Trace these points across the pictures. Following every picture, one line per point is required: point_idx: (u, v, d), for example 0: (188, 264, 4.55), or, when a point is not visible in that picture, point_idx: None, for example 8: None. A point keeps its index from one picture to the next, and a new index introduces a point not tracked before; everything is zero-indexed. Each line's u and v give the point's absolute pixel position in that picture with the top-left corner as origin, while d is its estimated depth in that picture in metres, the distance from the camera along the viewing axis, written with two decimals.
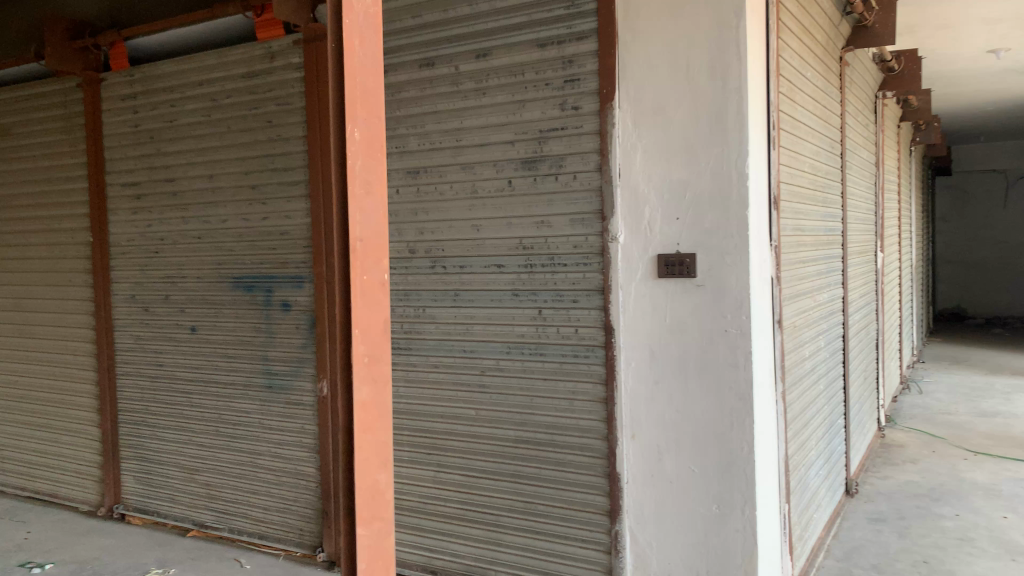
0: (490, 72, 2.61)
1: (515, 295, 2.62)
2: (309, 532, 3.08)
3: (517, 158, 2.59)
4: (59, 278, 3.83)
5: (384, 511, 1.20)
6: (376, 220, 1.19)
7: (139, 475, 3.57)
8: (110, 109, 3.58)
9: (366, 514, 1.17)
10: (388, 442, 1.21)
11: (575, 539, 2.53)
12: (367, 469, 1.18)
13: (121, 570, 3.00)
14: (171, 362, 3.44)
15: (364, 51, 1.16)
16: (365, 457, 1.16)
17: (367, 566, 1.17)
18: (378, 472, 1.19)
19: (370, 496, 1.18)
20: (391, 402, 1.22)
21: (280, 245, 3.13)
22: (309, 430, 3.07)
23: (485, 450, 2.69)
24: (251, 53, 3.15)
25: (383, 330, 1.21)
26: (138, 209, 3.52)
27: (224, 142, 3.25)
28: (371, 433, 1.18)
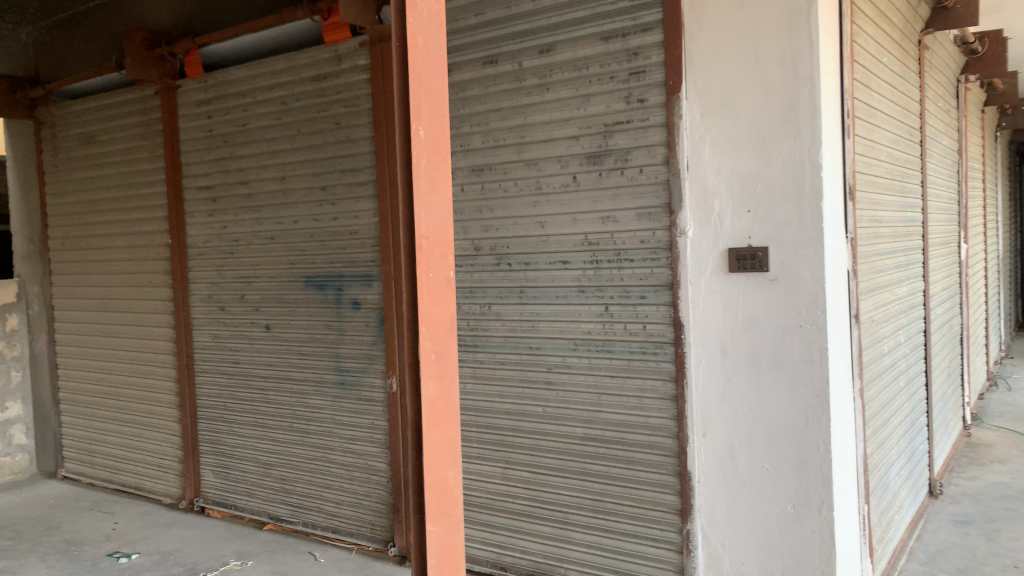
0: (554, 67, 2.60)
1: (581, 291, 2.60)
2: (381, 526, 3.12)
3: (582, 153, 2.57)
4: (141, 279, 3.98)
5: (453, 508, 1.21)
6: (441, 218, 1.20)
7: (218, 469, 3.68)
8: (186, 115, 3.70)
9: (435, 510, 1.17)
10: (456, 438, 1.21)
11: (645, 538, 2.49)
12: (436, 467, 1.18)
13: (201, 561, 3.10)
14: (247, 359, 3.54)
15: (428, 47, 1.16)
16: (433, 455, 1.17)
17: (437, 563, 1.18)
18: (446, 469, 1.19)
19: (439, 493, 1.18)
20: (459, 399, 1.22)
21: (348, 244, 3.18)
22: (379, 427, 3.11)
23: (553, 448, 2.68)
24: (318, 56, 3.21)
25: (449, 327, 1.21)
26: (213, 212, 3.62)
27: (294, 145, 3.32)
28: (439, 429, 1.19)
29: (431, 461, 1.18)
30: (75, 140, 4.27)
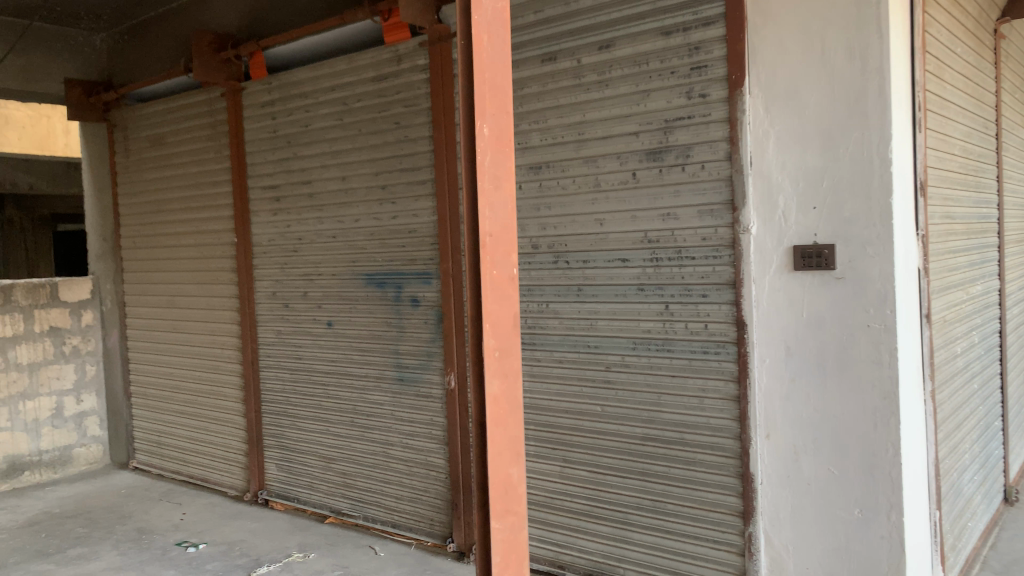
0: (613, 63, 2.58)
1: (641, 289, 2.57)
2: (439, 522, 3.14)
3: (642, 150, 2.54)
4: (207, 277, 4.09)
5: (518, 506, 1.21)
6: (506, 214, 1.20)
7: (281, 462, 3.76)
8: (251, 116, 3.79)
9: (499, 507, 1.18)
10: (520, 436, 1.21)
11: (706, 539, 2.46)
12: (500, 464, 1.19)
13: (266, 552, 3.17)
14: (310, 355, 3.60)
15: (493, 42, 1.17)
16: (497, 452, 1.17)
17: (501, 559, 1.18)
18: (511, 466, 1.20)
19: (503, 490, 1.19)
20: (522, 396, 1.22)
21: (408, 243, 3.22)
22: (437, 423, 3.14)
23: (612, 447, 2.66)
24: (379, 57, 3.25)
25: (513, 324, 1.21)
26: (277, 211, 3.70)
27: (355, 145, 3.36)
28: (503, 427, 1.19)
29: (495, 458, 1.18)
30: (146, 142, 4.41)
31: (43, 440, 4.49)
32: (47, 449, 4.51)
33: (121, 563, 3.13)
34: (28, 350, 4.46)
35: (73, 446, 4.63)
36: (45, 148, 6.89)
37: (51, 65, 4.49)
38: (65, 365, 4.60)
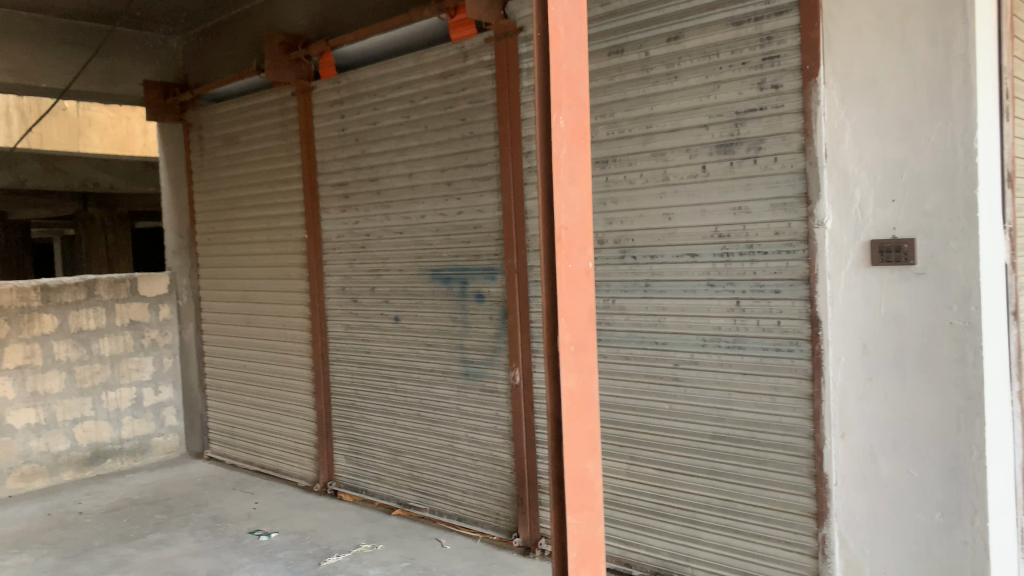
0: (683, 54, 2.53)
1: (710, 285, 2.52)
2: (505, 516, 3.15)
3: (712, 143, 2.49)
4: (279, 272, 4.19)
5: (593, 501, 1.22)
6: (582, 209, 1.22)
7: (349, 454, 3.83)
8: (321, 115, 3.86)
9: (575, 502, 1.19)
10: (595, 430, 1.22)
11: (778, 540, 2.40)
12: (575, 457, 1.21)
13: (335, 542, 3.24)
14: (377, 349, 3.66)
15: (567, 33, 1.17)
16: (572, 446, 1.19)
17: (578, 555, 1.20)
18: (587, 461, 1.21)
19: (579, 486, 1.20)
20: (598, 390, 1.23)
21: (473, 238, 3.23)
22: (503, 418, 3.14)
23: (680, 444, 2.63)
24: (446, 53, 3.27)
25: (590, 317, 1.22)
26: (346, 207, 3.76)
27: (422, 142, 3.39)
28: (579, 420, 1.20)
29: (571, 452, 1.20)
30: (220, 141, 4.54)
31: (124, 429, 4.67)
32: (128, 438, 4.69)
33: (198, 549, 3.23)
34: (110, 342, 4.62)
35: (152, 436, 4.80)
36: (124, 148, 7.18)
37: (131, 68, 4.65)
38: (144, 357, 4.77)
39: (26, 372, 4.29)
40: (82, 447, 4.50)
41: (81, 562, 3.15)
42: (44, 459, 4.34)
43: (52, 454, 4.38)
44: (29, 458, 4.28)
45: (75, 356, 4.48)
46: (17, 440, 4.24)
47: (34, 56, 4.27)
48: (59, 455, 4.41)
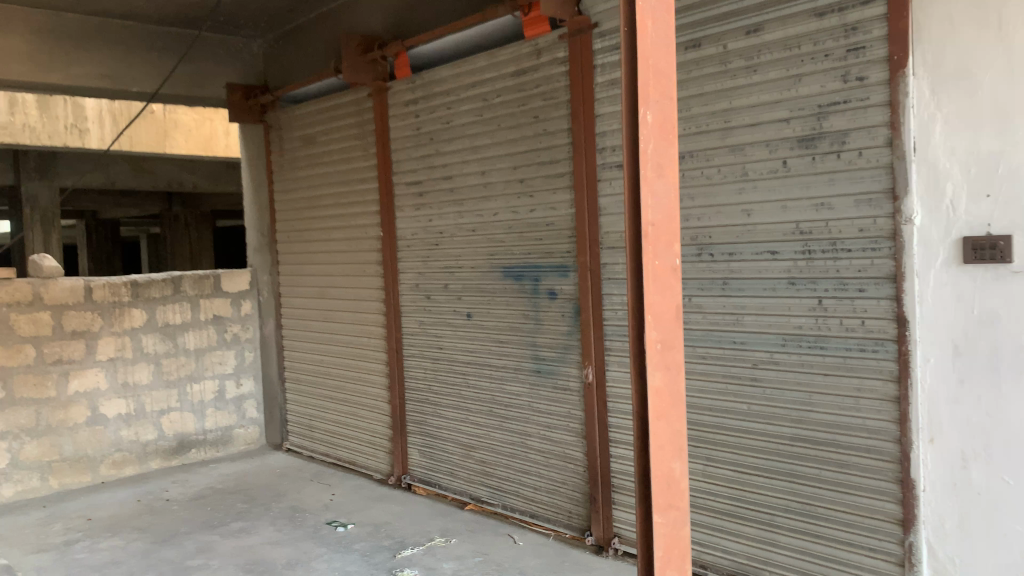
0: (763, 47, 2.48)
1: (791, 283, 2.46)
2: (577, 515, 3.14)
3: (793, 137, 2.42)
4: (355, 269, 4.28)
5: (680, 502, 1.22)
6: (668, 202, 1.22)
7: (423, 449, 3.88)
8: (396, 115, 3.92)
9: (662, 502, 1.20)
10: (683, 430, 1.22)
11: (862, 547, 2.33)
12: (662, 457, 1.21)
13: (409, 535, 3.29)
14: (450, 345, 3.69)
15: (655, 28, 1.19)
16: (658, 444, 1.20)
17: (664, 555, 1.21)
18: (673, 460, 1.22)
19: (665, 486, 1.21)
20: (685, 388, 1.23)
21: (546, 236, 3.22)
22: (575, 416, 3.13)
23: (759, 446, 2.57)
24: (519, 52, 3.27)
25: (676, 315, 1.22)
26: (420, 205, 3.81)
27: (495, 140, 3.41)
28: (665, 419, 1.21)
29: (657, 450, 1.20)
30: (299, 142, 4.66)
31: (207, 420, 4.85)
32: (211, 429, 4.86)
33: (278, 539, 3.32)
34: (194, 337, 4.80)
35: (233, 427, 4.97)
36: (208, 149, 7.38)
37: (215, 72, 4.81)
38: (226, 351, 4.94)
39: (117, 364, 4.49)
40: (168, 437, 4.68)
41: (169, 547, 3.28)
42: (134, 448, 4.54)
43: (141, 443, 4.57)
44: (120, 446, 4.48)
45: (162, 349, 4.67)
46: (109, 428, 4.44)
47: (125, 63, 4.46)
48: (148, 443, 4.60)
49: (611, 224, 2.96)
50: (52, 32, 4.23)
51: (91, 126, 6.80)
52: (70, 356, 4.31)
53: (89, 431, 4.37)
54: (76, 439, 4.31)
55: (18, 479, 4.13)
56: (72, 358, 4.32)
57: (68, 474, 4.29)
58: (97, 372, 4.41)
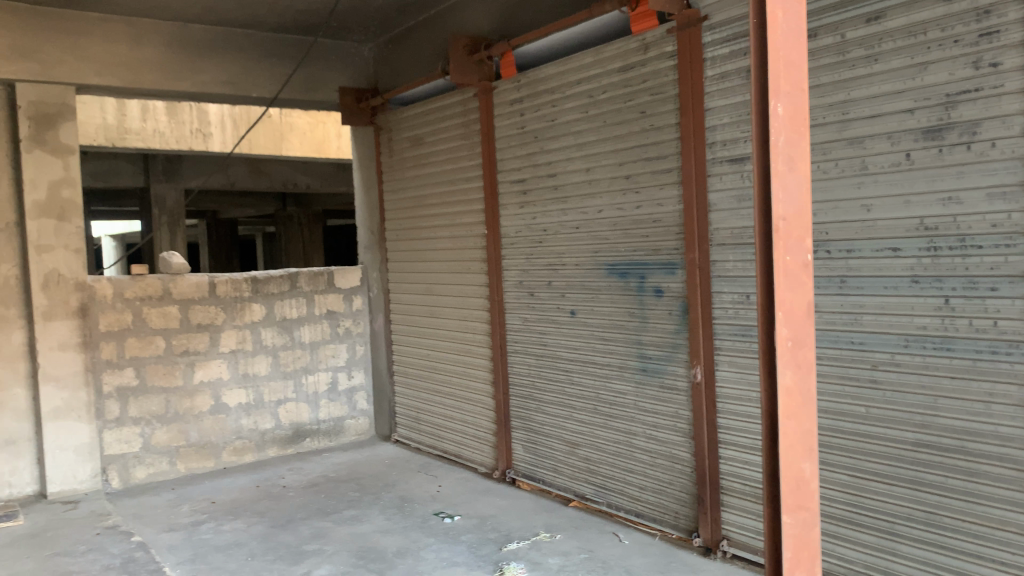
0: (885, 35, 2.37)
1: (915, 282, 2.35)
2: (685, 515, 3.10)
3: (917, 128, 2.31)
4: (460, 266, 4.35)
5: (810, 501, 1.29)
6: (801, 196, 1.29)
7: (527, 444, 3.92)
8: (502, 114, 3.97)
9: (790, 502, 1.29)
10: (813, 431, 1.29)
11: (992, 561, 2.20)
12: (792, 456, 1.29)
13: (515, 529, 3.33)
14: (554, 342, 3.71)
15: (787, 52, 1.28)
16: (789, 444, 1.28)
17: (793, 553, 1.29)
18: (803, 461, 1.29)
19: (795, 485, 1.29)
20: (816, 388, 1.29)
21: (653, 233, 3.19)
22: (683, 416, 3.09)
23: (878, 451, 2.47)
24: (626, 47, 3.25)
25: (809, 313, 1.30)
26: (525, 203, 3.84)
27: (601, 136, 3.39)
28: (796, 419, 1.29)
29: (787, 449, 1.29)
30: (407, 142, 4.78)
31: (321, 411, 5.04)
32: (324, 419, 5.05)
33: (388, 527, 3.42)
34: (310, 330, 5.00)
35: (345, 418, 5.15)
36: (321, 151, 7.67)
37: (328, 76, 4.99)
38: (338, 345, 5.12)
39: (238, 355, 4.73)
40: (285, 426, 4.90)
41: (286, 531, 3.44)
42: (253, 436, 4.77)
43: (260, 432, 4.80)
44: (240, 434, 4.72)
45: (280, 342, 4.88)
46: (231, 417, 4.69)
47: (246, 70, 4.69)
48: (266, 432, 4.82)
49: (721, 220, 2.90)
50: (180, 43, 4.50)
51: (214, 130, 7.20)
52: (196, 348, 4.58)
53: (213, 419, 4.63)
54: (201, 426, 4.58)
55: (149, 462, 4.43)
56: (198, 349, 4.59)
57: (193, 459, 4.56)
58: (220, 363, 4.66)
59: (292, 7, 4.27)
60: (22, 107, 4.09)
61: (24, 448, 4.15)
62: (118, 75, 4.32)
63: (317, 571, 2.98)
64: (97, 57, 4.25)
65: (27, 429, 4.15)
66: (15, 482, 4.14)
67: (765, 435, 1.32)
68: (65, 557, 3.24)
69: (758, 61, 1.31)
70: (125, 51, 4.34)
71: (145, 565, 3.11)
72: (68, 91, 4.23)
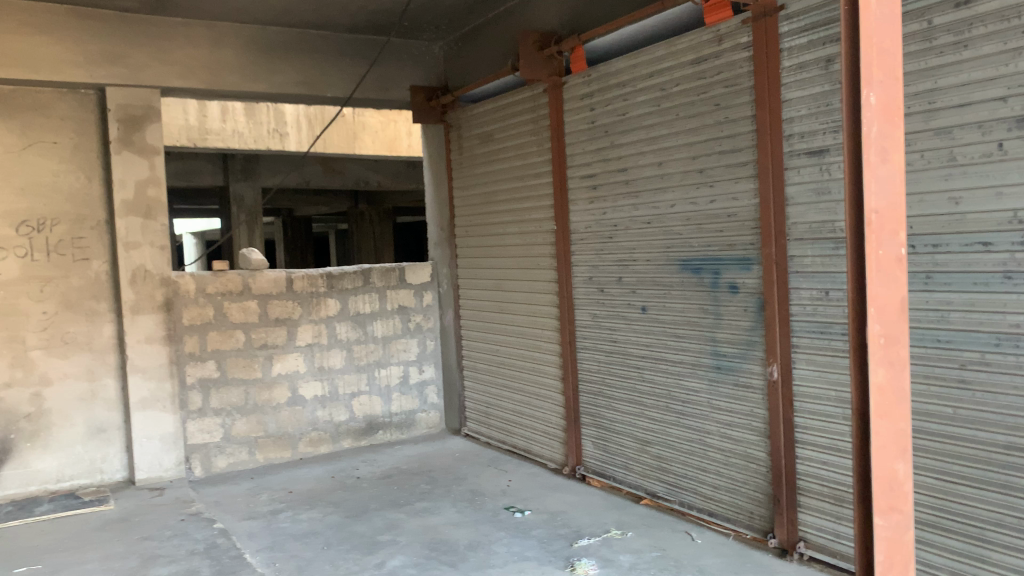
0: (975, 20, 2.27)
1: (1007, 278, 2.25)
2: (760, 516, 3.05)
3: (1010, 117, 2.21)
4: (530, 262, 4.36)
5: (903, 502, 1.27)
6: (894, 189, 1.27)
7: (598, 441, 3.90)
8: (572, 108, 3.95)
9: (883, 503, 1.26)
10: (906, 430, 1.27)
11: None
12: (884, 456, 1.27)
13: (586, 525, 3.32)
14: (625, 339, 3.68)
15: (879, 38, 1.26)
16: (880, 444, 1.26)
17: (886, 556, 1.26)
18: (895, 461, 1.27)
19: (887, 486, 1.27)
20: (910, 386, 1.26)
21: (727, 227, 3.13)
22: (758, 415, 3.03)
23: (966, 454, 2.37)
24: (700, 39, 3.20)
25: (903, 310, 1.27)
26: (595, 198, 3.82)
27: (673, 130, 3.35)
28: (888, 419, 1.27)
29: (879, 448, 1.27)
30: (477, 139, 4.81)
31: (393, 404, 5.12)
32: (396, 412, 5.13)
33: (460, 520, 3.46)
34: (382, 325, 5.08)
35: (417, 411, 5.22)
36: (392, 149, 7.81)
37: (400, 75, 5.06)
38: (409, 339, 5.19)
39: (314, 349, 4.84)
40: (358, 418, 5.00)
41: (360, 521, 3.51)
42: (328, 428, 4.89)
43: (334, 424, 4.91)
44: (316, 426, 4.84)
45: (354, 336, 4.98)
46: (307, 409, 4.81)
47: (320, 70, 4.80)
48: (340, 424, 4.93)
49: (798, 215, 2.83)
50: (257, 45, 4.62)
51: (290, 130, 7.40)
52: (274, 341, 4.71)
53: (290, 411, 4.76)
54: (279, 417, 4.72)
55: (230, 452, 4.58)
56: (275, 343, 4.72)
57: (271, 449, 4.70)
58: (297, 357, 4.79)
59: (365, 7, 4.34)
60: (112, 110, 4.28)
61: (113, 436, 4.37)
62: (200, 78, 4.46)
63: (390, 561, 3.03)
64: (180, 61, 4.41)
65: (116, 417, 4.37)
66: (106, 469, 4.35)
67: (856, 433, 1.30)
68: (152, 541, 3.39)
69: (850, 52, 1.30)
70: (206, 54, 4.49)
71: (227, 551, 3.22)
72: (154, 94, 4.40)
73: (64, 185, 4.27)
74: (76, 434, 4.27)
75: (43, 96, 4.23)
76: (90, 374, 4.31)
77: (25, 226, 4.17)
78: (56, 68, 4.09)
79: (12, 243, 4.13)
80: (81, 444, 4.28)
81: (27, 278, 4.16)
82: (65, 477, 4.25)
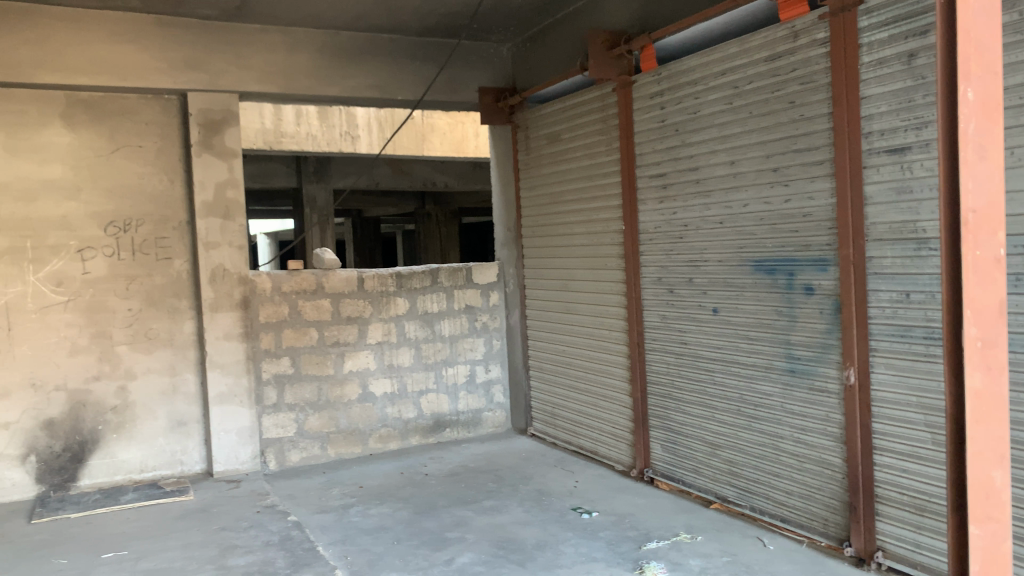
0: None
1: None
2: (835, 523, 2.97)
3: None
4: (597, 262, 4.34)
5: (1001, 511, 1.22)
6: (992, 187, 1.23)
7: (666, 443, 3.87)
8: (642, 107, 3.92)
9: (979, 512, 1.23)
10: (1004, 436, 1.22)
11: None
12: (981, 462, 1.24)
13: (654, 528, 3.29)
14: (695, 340, 3.63)
15: (975, 35, 1.24)
16: (976, 451, 1.23)
17: (981, 566, 1.22)
18: (993, 468, 1.23)
19: (983, 494, 1.23)
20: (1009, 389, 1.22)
21: (802, 227, 3.06)
22: (834, 420, 2.95)
23: None
24: (774, 35, 3.14)
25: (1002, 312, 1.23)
26: (665, 198, 3.79)
27: (746, 128, 3.29)
28: (985, 425, 1.23)
29: (975, 454, 1.24)
30: (545, 139, 4.81)
31: (460, 403, 5.17)
32: (463, 411, 5.18)
33: (527, 519, 3.47)
34: (449, 324, 5.14)
35: (483, 410, 5.25)
36: (459, 150, 7.88)
37: (469, 77, 5.10)
38: (476, 339, 5.23)
39: (384, 347, 4.93)
40: (426, 416, 5.06)
41: (429, 518, 3.56)
42: (397, 425, 4.96)
43: (403, 421, 4.98)
44: (385, 422, 4.92)
45: (422, 335, 5.05)
46: (377, 405, 4.90)
47: (391, 73, 4.87)
48: (409, 421, 5.00)
49: (878, 214, 2.75)
50: (331, 50, 4.72)
51: (361, 133, 7.51)
52: (345, 339, 4.81)
53: (360, 407, 4.85)
54: (350, 413, 4.81)
55: (303, 446, 4.70)
56: (347, 340, 4.82)
57: (342, 445, 4.80)
58: (367, 354, 4.88)
59: (435, 10, 4.40)
60: (193, 115, 4.44)
61: (192, 430, 4.53)
62: (276, 82, 4.59)
63: (459, 558, 3.06)
64: (257, 66, 4.54)
65: (196, 411, 4.53)
66: (185, 460, 4.51)
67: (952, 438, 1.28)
68: (230, 531, 3.50)
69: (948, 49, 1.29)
70: (282, 59, 4.61)
71: (301, 543, 3.30)
72: (232, 98, 4.54)
73: (149, 187, 4.45)
74: (158, 426, 4.44)
75: (129, 102, 4.41)
76: (172, 369, 4.48)
77: (112, 227, 4.36)
78: (142, 75, 4.27)
79: (101, 242, 4.33)
80: (163, 436, 4.45)
81: (114, 276, 4.35)
82: (149, 468, 4.42)
